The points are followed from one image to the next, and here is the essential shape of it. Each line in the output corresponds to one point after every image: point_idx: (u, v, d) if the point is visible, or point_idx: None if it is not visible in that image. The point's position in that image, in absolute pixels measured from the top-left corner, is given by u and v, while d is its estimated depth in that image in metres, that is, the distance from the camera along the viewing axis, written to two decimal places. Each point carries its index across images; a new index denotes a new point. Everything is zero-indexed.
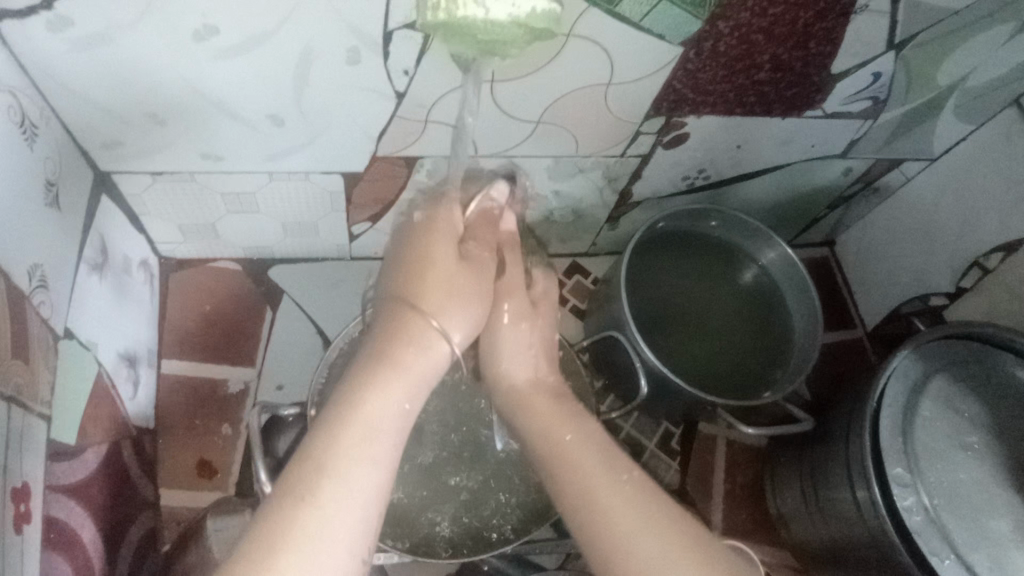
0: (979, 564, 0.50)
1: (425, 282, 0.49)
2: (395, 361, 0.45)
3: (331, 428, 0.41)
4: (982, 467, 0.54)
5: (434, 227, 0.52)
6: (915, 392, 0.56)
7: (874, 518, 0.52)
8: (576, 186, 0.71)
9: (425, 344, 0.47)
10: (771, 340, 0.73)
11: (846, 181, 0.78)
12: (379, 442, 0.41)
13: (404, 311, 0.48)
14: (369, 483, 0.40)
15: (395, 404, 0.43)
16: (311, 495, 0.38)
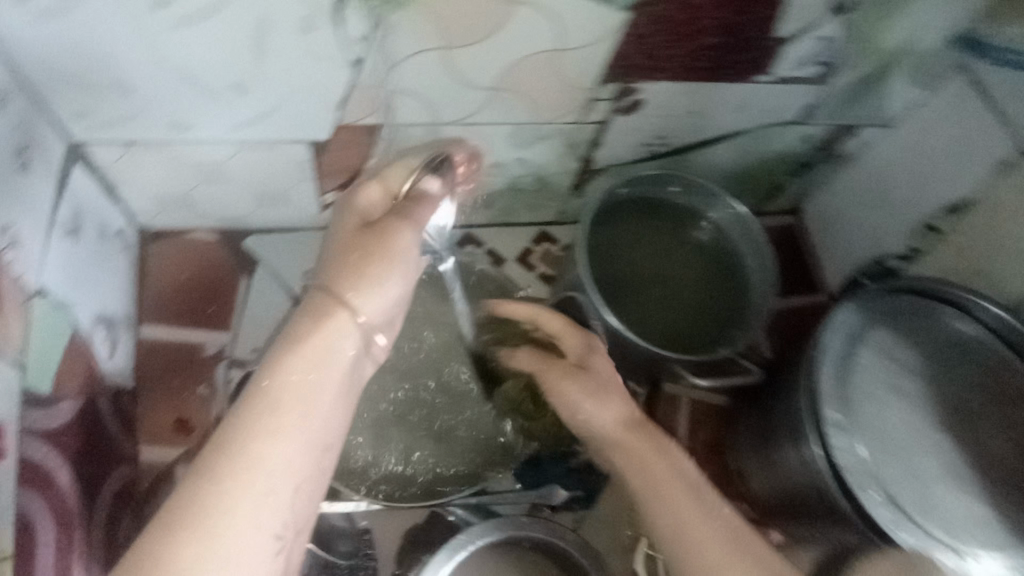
0: (903, 496, 0.54)
1: (346, 272, 0.49)
2: (304, 349, 0.47)
3: (238, 416, 0.44)
4: (913, 413, 0.58)
5: (362, 207, 0.52)
6: (855, 344, 0.59)
7: (816, 466, 0.55)
8: (538, 153, 0.73)
9: (337, 332, 0.48)
10: (730, 303, 0.76)
11: (804, 148, 0.80)
12: (285, 426, 0.44)
13: (324, 299, 0.48)
14: (279, 462, 0.43)
15: (301, 385, 0.46)
16: (215, 475, 0.42)
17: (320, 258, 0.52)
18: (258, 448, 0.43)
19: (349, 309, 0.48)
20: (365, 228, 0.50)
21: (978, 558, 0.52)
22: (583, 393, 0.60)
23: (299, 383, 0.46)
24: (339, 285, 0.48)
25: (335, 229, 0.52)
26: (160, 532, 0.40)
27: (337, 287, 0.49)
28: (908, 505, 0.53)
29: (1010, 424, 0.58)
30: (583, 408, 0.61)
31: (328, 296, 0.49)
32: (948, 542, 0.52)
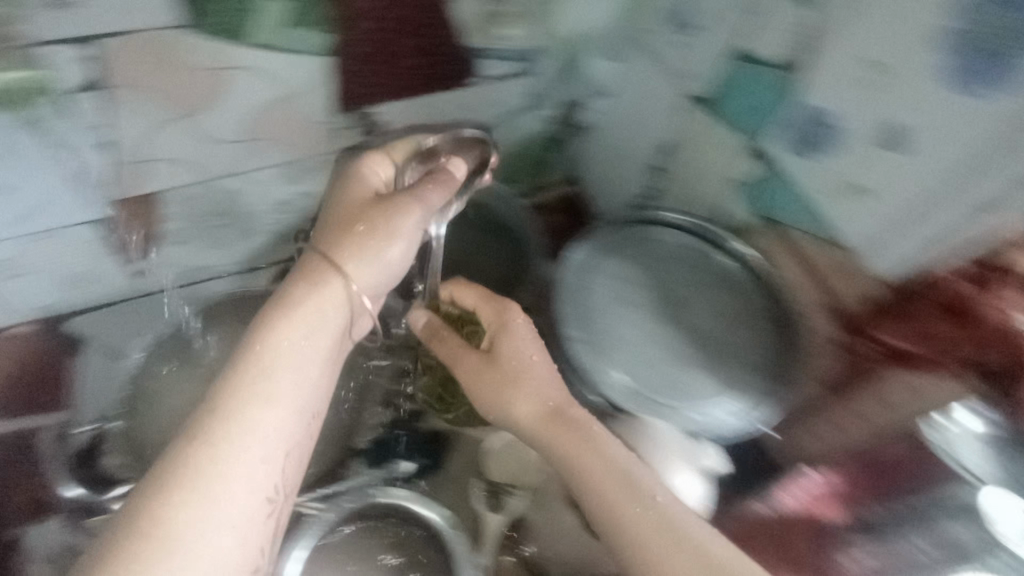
0: (635, 372, 0.71)
1: (349, 246, 0.57)
2: (296, 309, 0.54)
3: (232, 380, 0.51)
4: (639, 317, 0.74)
5: (361, 186, 0.61)
6: (587, 271, 0.75)
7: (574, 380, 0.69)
8: (316, 184, 0.82)
9: (332, 294, 0.55)
10: (516, 265, 0.89)
11: (546, 127, 0.97)
12: (261, 387, 0.51)
13: (322, 261, 0.56)
14: (266, 422, 0.50)
15: (281, 350, 0.52)
16: (205, 432, 0.48)
17: (319, 226, 0.61)
18: (246, 408, 0.50)
19: (343, 275, 0.56)
20: (375, 199, 0.60)
21: (703, 410, 0.68)
22: (500, 385, 0.62)
23: (290, 346, 0.53)
24: (338, 252, 0.56)
25: (336, 199, 0.61)
26: (159, 489, 0.45)
27: (330, 251, 0.57)
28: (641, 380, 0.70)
29: (712, 303, 0.77)
30: (495, 401, 0.62)
31: (326, 262, 0.56)
32: (678, 407, 0.68)
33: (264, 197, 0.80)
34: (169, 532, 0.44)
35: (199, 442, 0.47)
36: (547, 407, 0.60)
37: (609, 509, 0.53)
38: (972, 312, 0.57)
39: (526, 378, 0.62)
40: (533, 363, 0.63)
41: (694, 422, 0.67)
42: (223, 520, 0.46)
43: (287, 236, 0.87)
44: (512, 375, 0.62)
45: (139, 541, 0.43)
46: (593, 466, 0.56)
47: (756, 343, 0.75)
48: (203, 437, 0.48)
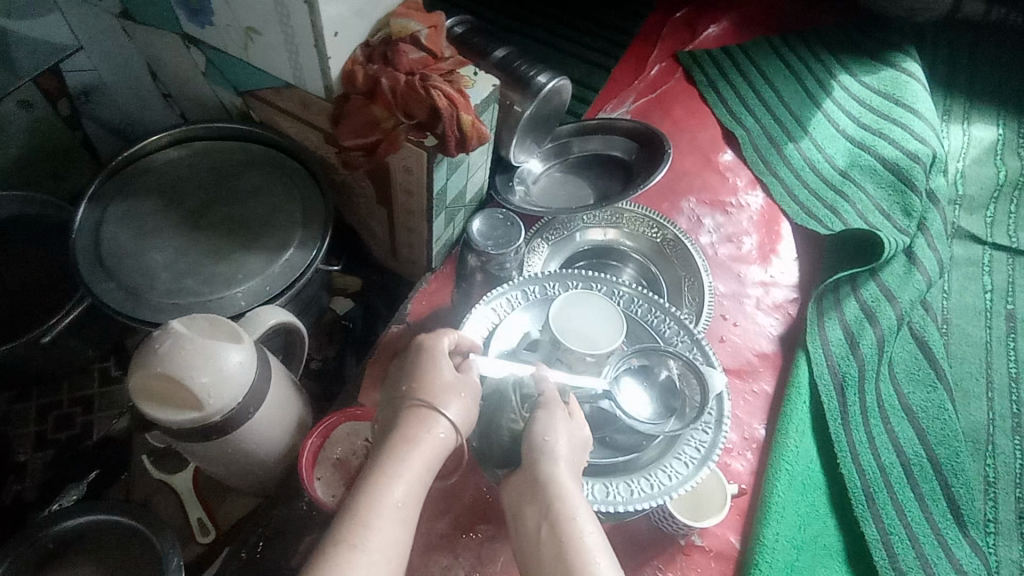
0: (189, 283, 0.72)
1: (442, 381, 0.58)
2: (419, 447, 0.53)
3: (380, 473, 0.52)
4: (167, 238, 0.75)
5: (438, 348, 0.61)
6: (98, 226, 0.74)
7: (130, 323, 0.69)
8: None
9: (433, 431, 0.55)
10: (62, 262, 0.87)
11: (40, 108, 0.91)
12: (405, 492, 0.51)
13: (422, 408, 0.56)
14: (393, 541, 0.49)
15: (411, 478, 0.52)
16: (349, 539, 0.48)
17: (395, 375, 0.62)
18: (376, 522, 0.49)
19: (440, 408, 0.56)
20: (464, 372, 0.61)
21: (256, 279, 0.73)
22: (531, 453, 0.55)
23: (410, 469, 0.52)
24: (433, 395, 0.57)
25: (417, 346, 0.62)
26: None
27: (429, 394, 0.57)
28: (196, 286, 0.72)
29: (241, 188, 0.80)
30: (548, 427, 0.56)
31: (424, 406, 0.56)
32: (230, 290, 0.72)
33: None
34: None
35: (353, 529, 0.48)
36: (560, 492, 0.52)
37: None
38: (378, 83, 0.68)
39: (552, 462, 0.54)
40: (557, 437, 0.56)
41: (252, 290, 0.72)
42: None
43: None
44: (538, 451, 0.55)
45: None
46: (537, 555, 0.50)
47: (292, 200, 0.79)
48: (343, 550, 0.47)
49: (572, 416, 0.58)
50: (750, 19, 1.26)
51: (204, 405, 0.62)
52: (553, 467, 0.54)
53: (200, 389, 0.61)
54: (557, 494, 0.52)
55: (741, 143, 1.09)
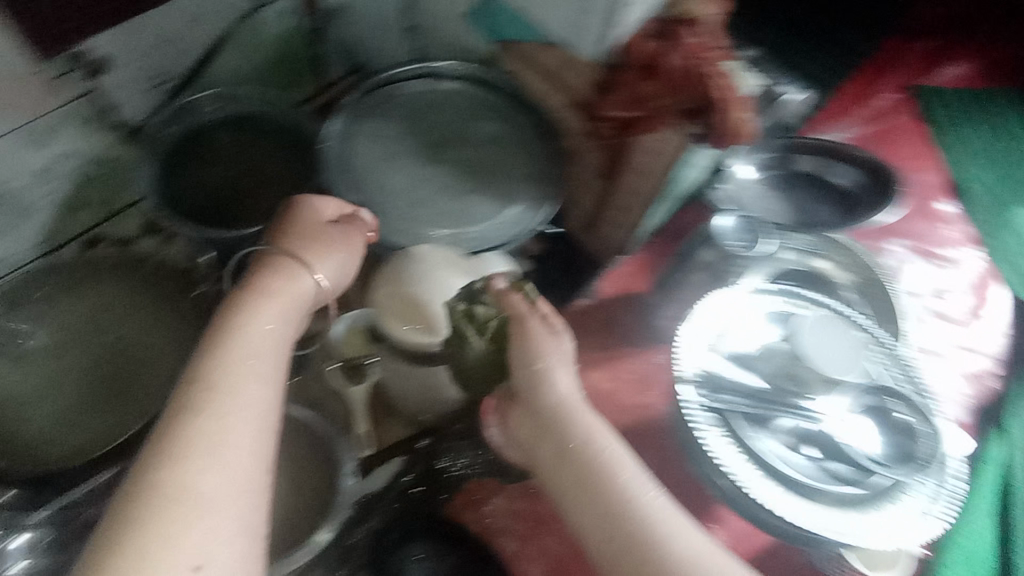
0: (422, 215, 0.73)
1: (306, 241, 0.62)
2: (279, 296, 0.58)
3: (225, 343, 0.53)
4: (407, 165, 0.77)
5: (313, 215, 0.64)
6: (347, 142, 0.77)
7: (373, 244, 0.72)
8: (67, 139, 0.81)
9: (300, 284, 0.59)
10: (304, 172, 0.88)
11: (297, 20, 0.96)
12: (257, 345, 0.54)
13: (288, 261, 0.60)
14: (255, 393, 0.51)
15: (271, 334, 0.55)
16: (210, 402, 0.49)
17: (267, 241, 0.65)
18: (240, 378, 0.51)
19: (305, 269, 0.60)
20: (335, 231, 0.64)
21: (480, 229, 0.73)
22: (536, 379, 0.58)
23: (264, 328, 0.55)
24: (300, 255, 0.61)
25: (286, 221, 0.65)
26: (164, 453, 0.46)
27: (294, 252, 0.60)
28: (430, 220, 0.73)
29: (478, 132, 0.80)
30: (533, 354, 0.58)
31: (292, 262, 0.60)
32: (457, 232, 0.72)
33: (12, 173, 0.79)
34: (189, 496, 0.45)
35: (206, 393, 0.49)
36: (585, 430, 0.55)
37: (561, 493, 0.53)
38: (657, 61, 0.65)
39: (557, 393, 0.57)
40: (552, 353, 0.59)
41: (479, 235, 0.72)
42: (227, 507, 0.45)
43: (69, 206, 0.88)
44: (533, 382, 0.58)
45: (144, 515, 0.43)
46: (568, 481, 0.53)
47: (524, 156, 0.79)
48: (197, 413, 0.48)
49: (552, 339, 0.59)
50: (994, 69, 1.17)
51: (437, 328, 0.63)
52: (569, 407, 0.56)
53: (428, 296, 0.63)
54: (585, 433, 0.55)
55: (968, 198, 1.01)
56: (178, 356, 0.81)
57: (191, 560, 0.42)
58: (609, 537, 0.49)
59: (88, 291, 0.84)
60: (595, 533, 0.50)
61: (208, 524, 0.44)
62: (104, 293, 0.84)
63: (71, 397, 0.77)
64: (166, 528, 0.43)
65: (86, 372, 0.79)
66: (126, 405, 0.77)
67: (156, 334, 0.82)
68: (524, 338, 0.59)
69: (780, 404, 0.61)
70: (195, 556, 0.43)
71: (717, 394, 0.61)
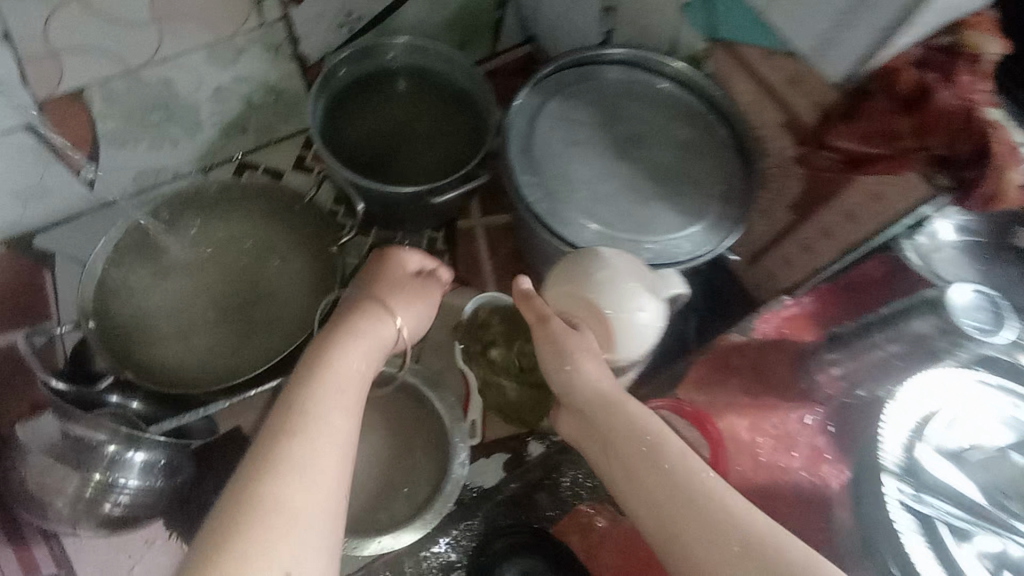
0: (602, 214, 0.67)
1: (393, 289, 0.64)
2: (367, 336, 0.58)
3: (316, 374, 0.53)
4: (595, 155, 0.70)
5: (392, 254, 0.67)
6: (535, 118, 0.71)
7: (549, 235, 0.66)
8: (250, 64, 0.79)
9: (384, 328, 0.60)
10: (473, 140, 0.84)
11: None
12: (348, 379, 0.54)
13: (372, 304, 0.61)
14: (339, 422, 0.50)
15: (357, 370, 0.55)
16: (302, 424, 0.48)
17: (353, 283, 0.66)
18: (329, 405, 0.51)
19: (389, 313, 0.61)
20: (410, 279, 0.66)
21: (663, 240, 0.66)
22: (592, 400, 0.55)
23: (353, 365, 0.55)
24: (383, 298, 0.62)
25: (370, 266, 0.67)
26: (258, 469, 0.45)
27: (379, 300, 0.62)
28: (612, 220, 0.67)
29: (674, 134, 0.73)
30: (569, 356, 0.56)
31: (375, 304, 0.61)
32: (637, 239, 0.66)
33: (194, 88, 0.78)
34: (280, 514, 0.43)
35: (300, 416, 0.49)
36: (665, 462, 0.49)
37: (661, 533, 0.47)
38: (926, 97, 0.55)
39: (612, 411, 0.53)
40: (580, 351, 0.56)
41: (664, 249, 0.66)
42: (314, 532, 0.44)
43: (234, 129, 0.87)
44: (565, 381, 0.56)
45: (243, 524, 0.42)
46: (670, 520, 0.47)
47: (722, 170, 0.71)
48: (290, 435, 0.48)
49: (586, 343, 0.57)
50: None
51: (615, 347, 0.56)
52: (640, 433, 0.51)
53: (610, 307, 0.56)
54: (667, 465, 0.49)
55: None
56: (316, 300, 0.78)
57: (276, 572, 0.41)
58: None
59: (237, 205, 0.82)
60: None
61: (295, 544, 0.42)
62: (252, 211, 0.82)
63: (205, 313, 0.77)
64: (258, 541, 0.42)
65: (227, 297, 0.78)
66: (269, 347, 0.76)
67: (295, 265, 0.81)
68: (559, 335, 0.57)
69: (990, 523, 0.56)
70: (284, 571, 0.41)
71: (921, 493, 0.57)
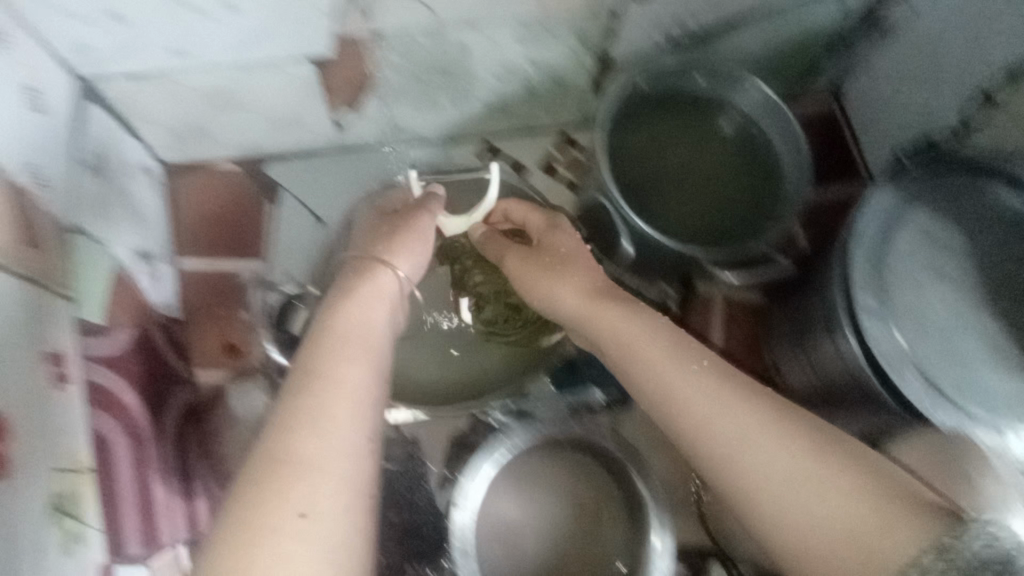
0: (943, 371, 0.53)
1: (383, 240, 0.56)
2: (358, 295, 0.51)
3: (326, 341, 0.46)
4: (955, 292, 0.56)
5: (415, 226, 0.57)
6: (892, 226, 0.56)
7: (851, 358, 0.55)
8: (552, 52, 0.68)
9: (381, 282, 0.53)
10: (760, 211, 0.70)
11: (841, 18, 0.73)
12: (361, 331, 0.48)
13: (370, 271, 0.53)
14: (353, 382, 0.45)
15: (362, 325, 0.49)
16: (307, 387, 0.44)
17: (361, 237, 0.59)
18: (344, 364, 0.45)
19: (387, 266, 0.54)
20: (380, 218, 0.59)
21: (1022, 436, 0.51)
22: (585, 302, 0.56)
23: (367, 318, 0.49)
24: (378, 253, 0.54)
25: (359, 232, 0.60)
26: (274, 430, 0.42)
27: (370, 250, 0.55)
28: (958, 382, 0.52)
29: None
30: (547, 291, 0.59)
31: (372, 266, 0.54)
32: (992, 423, 0.51)
33: (490, 59, 0.66)
34: (289, 465, 0.40)
35: (309, 380, 0.44)
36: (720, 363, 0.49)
37: (730, 449, 0.45)
38: None
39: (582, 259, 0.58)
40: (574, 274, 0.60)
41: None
42: (340, 498, 0.40)
43: (500, 111, 0.77)
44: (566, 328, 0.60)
45: (251, 490, 0.39)
46: (730, 434, 0.45)
47: None
48: (298, 393, 0.43)
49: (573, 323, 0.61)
50: None
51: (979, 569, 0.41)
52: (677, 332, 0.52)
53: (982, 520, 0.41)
54: (729, 367, 0.49)
55: None
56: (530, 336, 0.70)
57: (292, 518, 0.38)
58: (857, 529, 0.39)
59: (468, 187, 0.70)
60: (817, 508, 0.41)
61: (307, 499, 0.39)
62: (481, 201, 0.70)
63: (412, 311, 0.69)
64: (273, 503, 0.39)
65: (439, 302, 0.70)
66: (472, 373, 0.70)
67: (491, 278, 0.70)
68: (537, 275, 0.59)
69: None
70: (298, 509, 0.39)
71: None
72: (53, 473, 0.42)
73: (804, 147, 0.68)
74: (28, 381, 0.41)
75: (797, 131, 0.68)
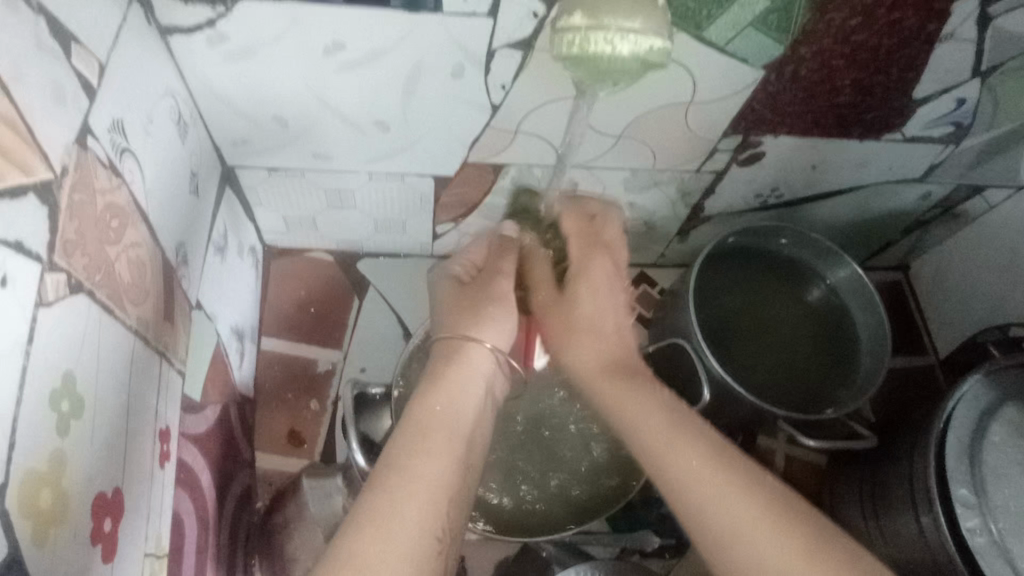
0: None
1: (470, 315, 0.54)
2: (446, 378, 0.49)
3: (411, 429, 0.45)
4: None
5: (500, 298, 0.55)
6: (985, 418, 0.56)
7: (937, 542, 0.53)
8: (651, 198, 0.72)
9: (469, 362, 0.51)
10: (830, 377, 0.72)
11: (922, 206, 0.77)
12: (454, 422, 0.47)
13: (457, 346, 0.52)
14: (430, 474, 0.42)
15: (445, 413, 0.47)
16: (382, 478, 0.42)
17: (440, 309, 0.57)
18: (423, 453, 0.43)
19: (477, 342, 0.52)
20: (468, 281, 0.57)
21: None
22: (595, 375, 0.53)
23: (453, 406, 0.47)
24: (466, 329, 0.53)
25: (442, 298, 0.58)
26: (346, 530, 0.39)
27: (458, 328, 0.53)
28: None
29: None
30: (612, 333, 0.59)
31: (459, 346, 0.52)
32: None
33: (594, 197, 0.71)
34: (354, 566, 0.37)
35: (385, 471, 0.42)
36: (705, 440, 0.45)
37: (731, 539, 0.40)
38: None
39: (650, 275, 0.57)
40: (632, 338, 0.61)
41: None
42: None
43: None
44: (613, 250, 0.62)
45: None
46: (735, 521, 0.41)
47: None
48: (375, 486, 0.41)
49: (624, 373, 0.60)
50: None
51: None
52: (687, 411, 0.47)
53: None
54: None
55: None
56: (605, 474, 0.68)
57: None
58: None
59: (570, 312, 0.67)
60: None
61: None
62: None
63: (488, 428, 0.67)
64: None
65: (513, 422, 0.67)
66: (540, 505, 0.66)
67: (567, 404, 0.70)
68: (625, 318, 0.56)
69: None
70: None
71: None
72: (142, 559, 0.41)
73: (886, 327, 0.71)
74: (143, 460, 0.41)
75: (879, 312, 0.72)
